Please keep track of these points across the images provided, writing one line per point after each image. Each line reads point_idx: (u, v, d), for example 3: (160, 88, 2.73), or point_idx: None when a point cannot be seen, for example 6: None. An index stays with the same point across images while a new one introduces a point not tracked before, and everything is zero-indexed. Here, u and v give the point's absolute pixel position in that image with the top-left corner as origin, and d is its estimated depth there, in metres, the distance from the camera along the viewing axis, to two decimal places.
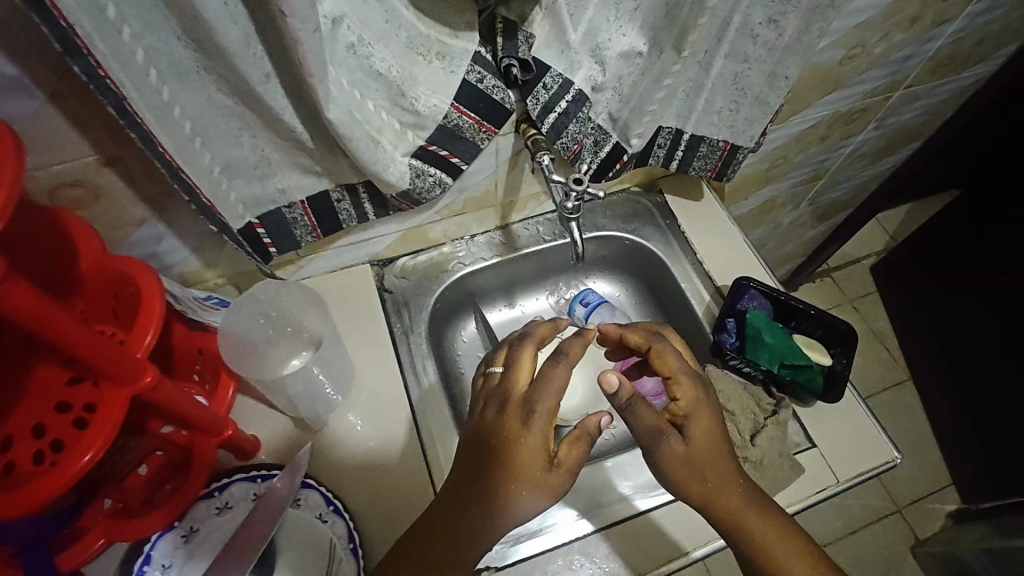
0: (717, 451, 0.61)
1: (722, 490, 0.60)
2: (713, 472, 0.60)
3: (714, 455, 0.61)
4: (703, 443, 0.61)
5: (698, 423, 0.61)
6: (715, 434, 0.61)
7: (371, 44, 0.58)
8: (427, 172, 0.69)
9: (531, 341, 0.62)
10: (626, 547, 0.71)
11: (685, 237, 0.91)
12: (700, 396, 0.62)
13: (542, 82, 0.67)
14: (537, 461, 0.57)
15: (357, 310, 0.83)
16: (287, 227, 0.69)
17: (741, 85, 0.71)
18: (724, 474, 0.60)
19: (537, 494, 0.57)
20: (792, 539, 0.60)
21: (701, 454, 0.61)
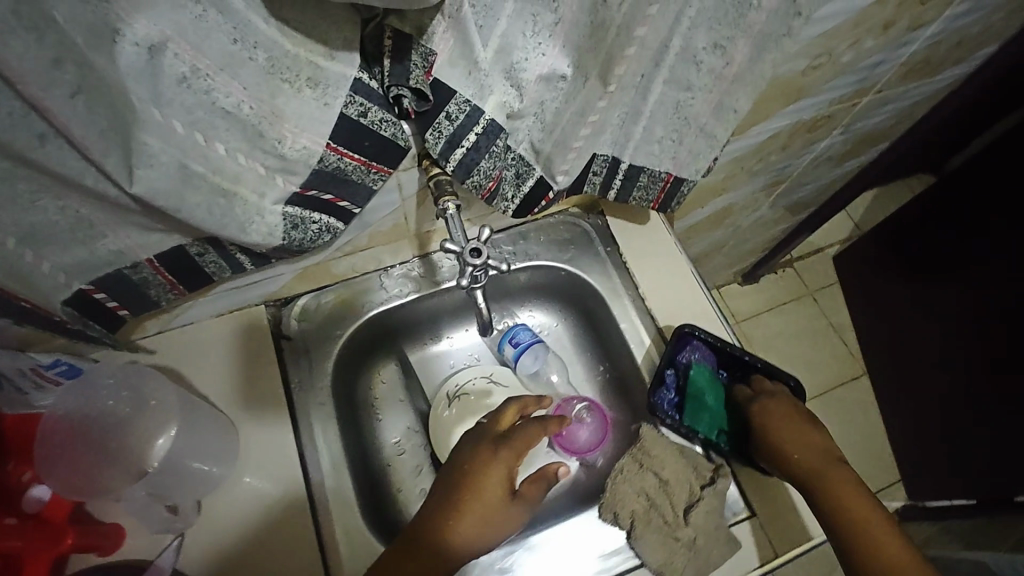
0: (796, 420, 0.68)
1: (798, 448, 0.66)
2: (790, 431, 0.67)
3: (789, 420, 0.68)
4: (779, 413, 0.68)
5: (776, 399, 0.70)
6: (796, 409, 0.69)
7: (210, 76, 0.43)
8: (309, 220, 0.57)
9: (514, 403, 0.66)
10: None
11: (627, 268, 0.81)
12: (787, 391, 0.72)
13: (444, 112, 0.55)
14: (500, 492, 0.60)
15: (246, 363, 0.71)
16: (137, 289, 0.57)
17: (684, 114, 0.61)
18: (794, 435, 0.67)
19: (497, 528, 0.59)
20: (868, 497, 0.62)
21: (781, 419, 0.68)
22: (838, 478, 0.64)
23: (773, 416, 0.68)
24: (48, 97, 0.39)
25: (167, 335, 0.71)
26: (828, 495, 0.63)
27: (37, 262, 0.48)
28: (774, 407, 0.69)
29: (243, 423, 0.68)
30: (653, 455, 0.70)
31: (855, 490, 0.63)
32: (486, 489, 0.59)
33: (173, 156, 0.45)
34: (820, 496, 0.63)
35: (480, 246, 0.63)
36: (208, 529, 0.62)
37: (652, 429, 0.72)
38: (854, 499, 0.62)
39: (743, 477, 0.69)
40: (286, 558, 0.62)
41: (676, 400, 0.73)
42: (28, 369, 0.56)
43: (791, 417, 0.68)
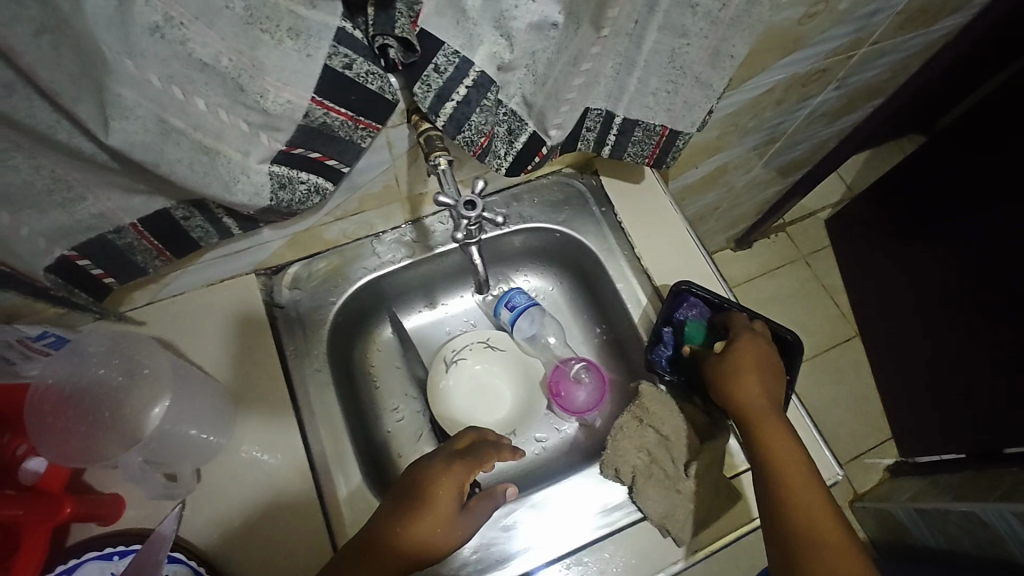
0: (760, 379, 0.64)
1: (757, 415, 0.63)
2: (753, 392, 0.63)
3: (750, 376, 0.64)
4: (742, 367, 0.65)
5: (741, 350, 0.66)
6: (762, 364, 0.65)
7: (184, 25, 0.41)
8: (297, 180, 0.56)
9: (471, 431, 0.66)
10: (624, 556, 0.64)
11: (623, 228, 0.80)
12: (761, 340, 0.67)
13: (432, 64, 0.53)
14: (435, 522, 0.56)
15: (239, 334, 0.70)
16: (122, 255, 0.56)
17: (679, 64, 0.59)
18: (753, 395, 0.64)
19: (448, 539, 0.57)
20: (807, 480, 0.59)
21: (737, 378, 0.64)
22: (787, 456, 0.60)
23: (729, 372, 0.65)
24: (13, 35, 0.36)
25: (155, 306, 0.70)
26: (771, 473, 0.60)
27: (14, 227, 0.46)
28: (735, 363, 0.65)
29: (238, 391, 0.67)
30: (654, 412, 0.70)
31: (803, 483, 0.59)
32: (428, 514, 0.56)
33: (152, 111, 0.43)
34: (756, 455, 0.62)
35: (475, 200, 0.61)
36: (207, 498, 0.62)
37: (651, 385, 0.71)
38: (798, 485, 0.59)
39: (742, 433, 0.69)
40: (285, 521, 0.62)
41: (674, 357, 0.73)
42: (16, 341, 0.56)
43: (752, 373, 0.64)
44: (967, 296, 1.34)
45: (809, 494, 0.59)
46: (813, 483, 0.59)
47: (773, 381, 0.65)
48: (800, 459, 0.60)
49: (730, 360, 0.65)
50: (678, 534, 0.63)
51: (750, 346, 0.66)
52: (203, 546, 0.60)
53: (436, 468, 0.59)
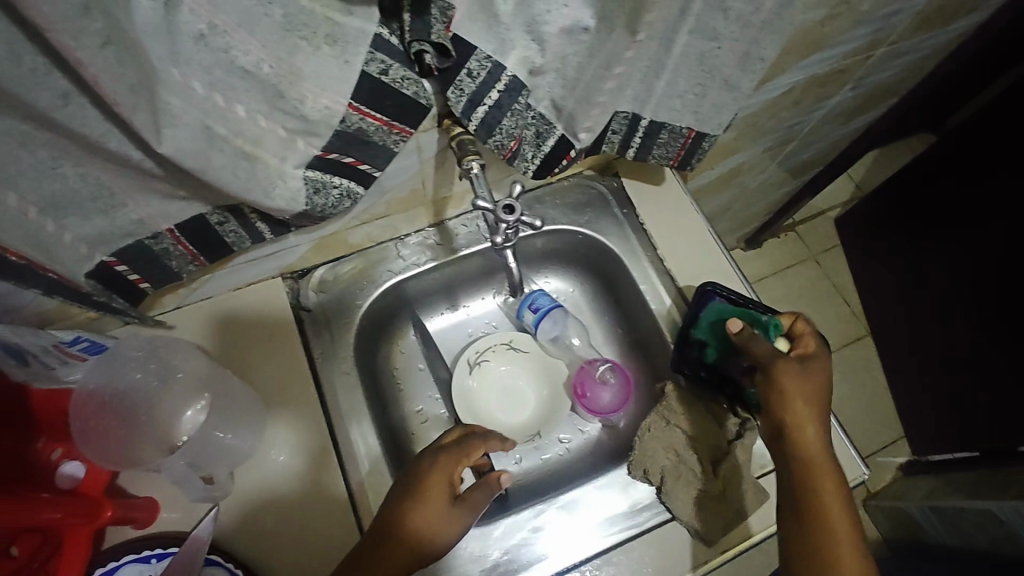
0: (814, 411, 0.58)
1: (808, 454, 0.57)
2: (805, 417, 0.58)
3: (808, 399, 0.58)
4: (795, 391, 0.58)
5: (797, 371, 0.59)
6: (818, 394, 0.58)
7: (228, 33, 0.42)
8: (331, 184, 0.56)
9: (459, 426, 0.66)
10: (652, 556, 0.65)
11: (645, 230, 0.80)
12: (825, 363, 0.60)
13: (465, 68, 0.54)
14: (432, 520, 0.56)
15: (268, 338, 0.71)
16: (158, 260, 0.56)
17: (708, 66, 0.60)
18: (802, 427, 0.57)
19: (443, 535, 0.57)
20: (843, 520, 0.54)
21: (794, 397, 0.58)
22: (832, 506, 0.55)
23: (782, 395, 0.58)
24: (79, 47, 0.36)
25: (185, 310, 0.70)
26: (814, 516, 0.55)
27: (58, 233, 0.47)
28: (788, 387, 0.58)
29: (268, 394, 0.68)
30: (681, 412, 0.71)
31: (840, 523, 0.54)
32: (421, 511, 0.56)
33: (196, 118, 0.44)
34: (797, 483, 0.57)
35: (513, 204, 0.61)
36: (239, 502, 0.63)
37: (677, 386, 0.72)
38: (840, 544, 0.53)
39: None
40: (317, 523, 0.62)
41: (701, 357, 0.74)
42: (51, 346, 0.55)
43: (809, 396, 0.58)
44: (981, 298, 1.34)
45: (845, 549, 0.53)
46: (853, 537, 0.54)
47: (824, 414, 0.58)
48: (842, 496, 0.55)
49: (783, 383, 0.58)
50: (705, 534, 0.64)
51: (815, 368, 0.59)
52: (237, 548, 0.61)
53: (424, 466, 0.59)
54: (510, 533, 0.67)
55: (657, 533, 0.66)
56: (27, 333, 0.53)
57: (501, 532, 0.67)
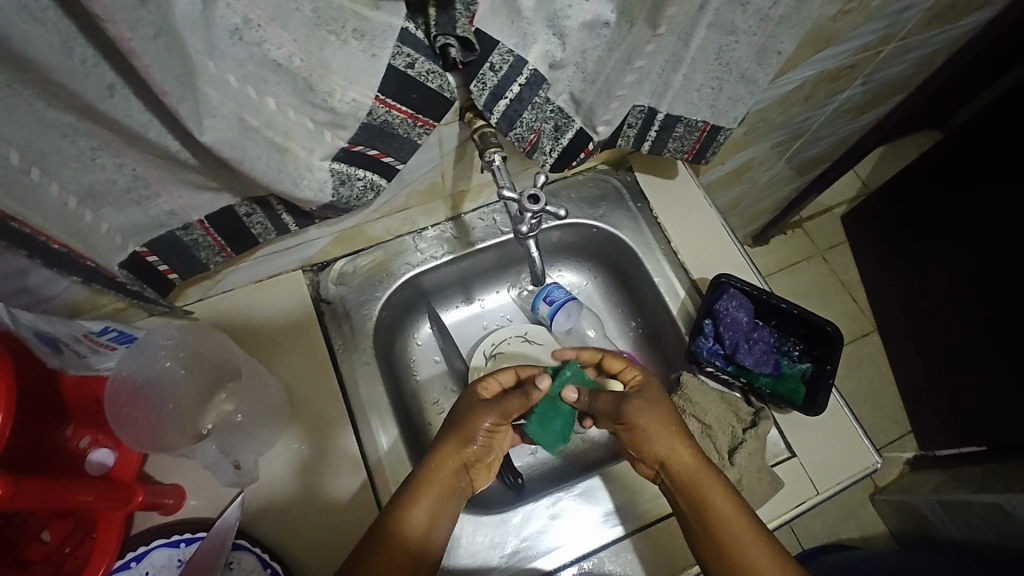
0: (672, 435, 0.61)
1: (684, 470, 0.60)
2: (647, 432, 0.61)
3: (653, 418, 0.62)
4: (651, 425, 0.61)
5: (642, 405, 0.63)
6: (665, 415, 0.63)
7: (262, 27, 0.43)
8: (355, 177, 0.57)
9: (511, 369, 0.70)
10: (667, 544, 0.67)
11: (659, 223, 0.81)
12: (657, 387, 0.66)
13: (488, 62, 0.55)
14: (455, 468, 0.61)
15: (289, 329, 0.72)
16: (187, 251, 0.57)
17: (725, 60, 0.61)
18: (672, 452, 0.60)
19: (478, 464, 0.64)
20: (727, 495, 0.58)
21: (649, 421, 0.61)
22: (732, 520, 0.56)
23: (642, 431, 0.61)
24: (134, 37, 0.35)
25: (208, 302, 0.71)
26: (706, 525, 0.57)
27: (96, 224, 0.48)
28: (641, 422, 0.61)
29: (291, 384, 0.69)
30: (697, 402, 0.71)
31: (725, 511, 0.57)
32: (416, 504, 0.57)
33: (232, 110, 0.45)
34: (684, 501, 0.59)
35: (538, 194, 0.62)
36: (263, 489, 0.64)
37: (693, 377, 0.73)
38: (747, 549, 0.55)
39: (783, 422, 0.71)
40: (340, 511, 0.63)
41: (716, 348, 0.74)
42: (82, 336, 0.57)
43: (648, 414, 0.62)
44: (983, 295, 1.37)
45: (754, 547, 0.55)
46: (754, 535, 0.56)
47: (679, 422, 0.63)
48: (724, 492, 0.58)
49: (633, 422, 0.62)
50: None
51: (652, 391, 0.65)
52: (263, 535, 0.62)
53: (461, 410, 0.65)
54: (528, 520, 0.68)
55: (673, 520, 0.67)
56: (59, 323, 0.54)
57: (520, 519, 0.68)
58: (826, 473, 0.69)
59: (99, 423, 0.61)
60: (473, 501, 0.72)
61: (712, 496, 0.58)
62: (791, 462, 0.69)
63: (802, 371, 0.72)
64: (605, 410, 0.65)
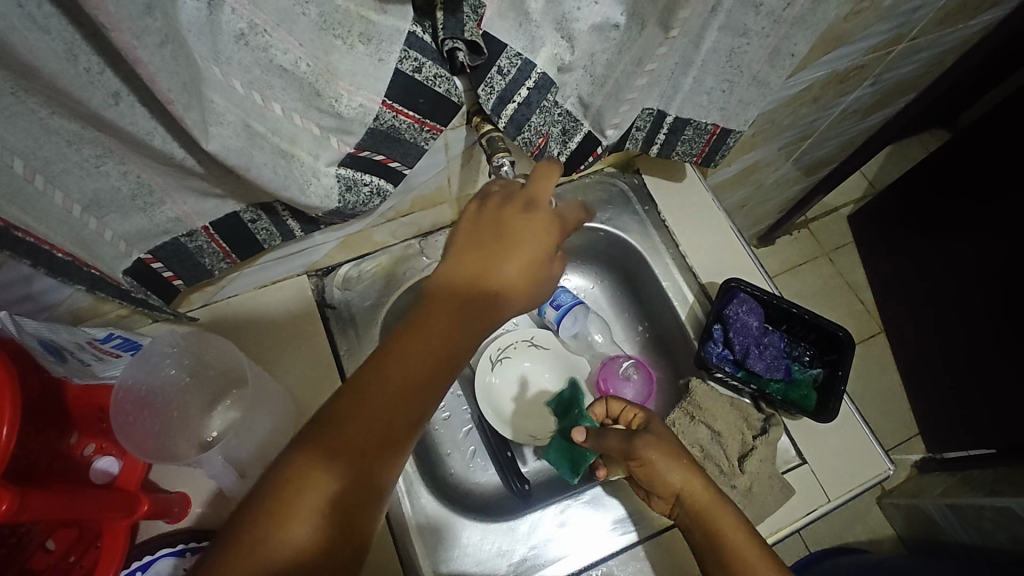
0: (685, 468, 0.59)
1: (697, 502, 0.57)
2: (665, 469, 0.58)
3: (671, 455, 0.59)
4: (664, 459, 0.58)
5: (653, 439, 0.60)
6: (677, 449, 0.60)
7: (268, 31, 0.42)
8: (361, 182, 0.56)
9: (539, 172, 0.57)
10: (677, 551, 0.66)
11: (666, 226, 0.80)
12: (662, 423, 0.63)
13: (496, 66, 0.54)
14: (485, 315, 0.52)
15: (293, 335, 0.71)
16: (192, 258, 0.57)
17: (737, 62, 0.60)
18: (687, 484, 0.58)
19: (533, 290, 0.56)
20: (745, 528, 0.56)
21: (664, 456, 0.58)
22: (749, 554, 0.54)
23: (655, 466, 0.58)
24: (141, 46, 0.34)
25: (214, 306, 0.70)
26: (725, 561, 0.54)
27: (100, 231, 0.47)
28: (651, 453, 0.59)
29: (296, 391, 0.68)
30: (706, 408, 0.70)
31: (744, 544, 0.54)
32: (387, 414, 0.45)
33: (238, 116, 0.44)
34: (700, 537, 0.57)
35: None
36: None
37: (701, 382, 0.72)
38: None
39: (793, 429, 0.70)
40: None
41: (724, 352, 0.72)
42: (86, 343, 0.56)
43: (664, 452, 0.59)
44: (988, 295, 1.35)
45: None
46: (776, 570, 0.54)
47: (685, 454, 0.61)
48: (743, 526, 0.56)
49: (644, 456, 0.59)
50: None
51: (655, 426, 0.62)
52: None
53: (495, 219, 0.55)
54: (536, 529, 0.67)
55: None
56: (63, 331, 0.54)
57: (527, 527, 0.67)
58: (838, 480, 0.68)
59: (103, 432, 0.60)
60: (480, 510, 0.72)
61: (729, 531, 0.55)
62: (802, 469, 0.68)
63: (813, 377, 0.71)
64: (615, 450, 0.61)
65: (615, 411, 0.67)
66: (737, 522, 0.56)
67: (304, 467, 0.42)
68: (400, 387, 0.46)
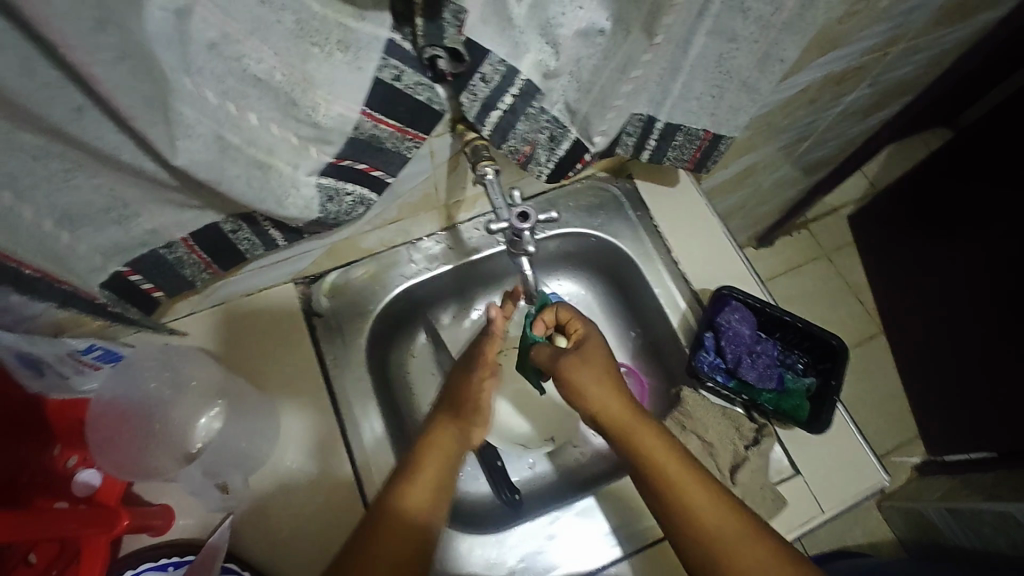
0: (607, 385, 0.62)
1: (620, 422, 0.60)
2: (585, 380, 0.63)
3: (592, 372, 0.63)
4: (587, 375, 0.63)
5: (575, 357, 0.65)
6: (605, 366, 0.64)
7: (240, 41, 0.41)
8: (344, 192, 0.55)
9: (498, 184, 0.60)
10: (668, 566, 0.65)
11: (659, 232, 0.79)
12: (600, 344, 0.67)
13: (479, 73, 0.53)
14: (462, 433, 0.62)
15: (279, 344, 0.71)
16: (172, 268, 0.56)
17: (726, 68, 0.59)
18: (605, 403, 0.62)
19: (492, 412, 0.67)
20: (665, 437, 0.59)
21: (585, 372, 0.63)
22: (673, 466, 0.56)
23: (576, 381, 0.63)
24: (96, 63, 0.35)
25: (198, 315, 0.69)
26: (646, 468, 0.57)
27: (73, 245, 0.46)
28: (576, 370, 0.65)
29: (281, 400, 0.67)
30: (696, 418, 0.69)
31: (661, 451, 0.57)
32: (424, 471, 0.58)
33: (210, 128, 0.42)
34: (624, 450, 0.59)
35: (527, 211, 0.60)
36: (253, 511, 0.62)
37: (694, 391, 0.71)
38: (691, 491, 0.55)
39: (786, 439, 0.69)
40: (329, 535, 0.62)
41: (717, 362, 0.71)
42: (66, 355, 0.54)
43: (587, 368, 0.63)
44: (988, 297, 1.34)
45: (699, 491, 0.55)
46: (700, 482, 0.55)
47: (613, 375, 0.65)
48: (661, 435, 0.58)
49: (568, 373, 0.64)
50: None
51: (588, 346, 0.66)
52: (253, 557, 0.61)
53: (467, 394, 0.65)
54: (524, 540, 0.67)
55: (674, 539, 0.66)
56: (42, 343, 0.52)
57: (515, 540, 0.66)
58: (831, 490, 0.67)
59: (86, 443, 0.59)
60: (469, 522, 0.71)
61: (648, 438, 0.58)
62: (795, 480, 0.67)
63: (807, 387, 0.70)
64: (544, 361, 0.67)
65: (566, 320, 0.70)
66: (658, 439, 0.58)
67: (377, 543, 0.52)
68: (435, 479, 0.58)
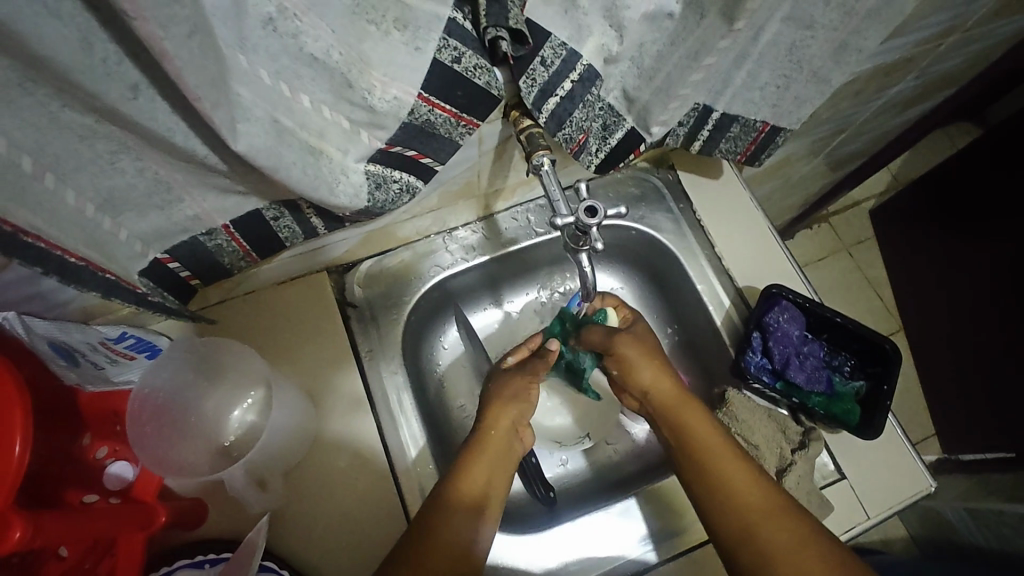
0: (655, 366, 0.64)
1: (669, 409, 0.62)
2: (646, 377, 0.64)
3: (643, 358, 0.65)
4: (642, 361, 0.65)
5: (631, 337, 0.66)
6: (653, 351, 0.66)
7: (298, 16, 0.37)
8: (390, 179, 0.52)
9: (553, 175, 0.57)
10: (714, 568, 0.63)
11: (701, 225, 0.77)
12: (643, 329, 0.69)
13: (539, 57, 0.49)
14: (508, 431, 0.63)
15: (314, 335, 0.68)
16: (210, 255, 0.54)
17: (797, 57, 0.56)
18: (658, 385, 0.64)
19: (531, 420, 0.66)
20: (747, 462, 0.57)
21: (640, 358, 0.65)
22: (751, 497, 0.55)
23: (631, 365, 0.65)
24: (166, 37, 0.31)
25: (230, 304, 0.67)
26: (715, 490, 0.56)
27: (115, 231, 0.43)
28: (626, 355, 0.65)
29: (315, 396, 0.65)
30: (741, 420, 0.67)
31: (745, 484, 0.55)
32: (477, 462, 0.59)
33: (266, 111, 0.40)
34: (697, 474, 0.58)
35: (595, 206, 0.56)
36: (288, 508, 0.61)
37: (738, 392, 0.69)
38: (772, 528, 0.52)
39: (833, 442, 0.67)
40: (362, 540, 0.60)
41: (763, 362, 0.69)
42: (98, 343, 0.53)
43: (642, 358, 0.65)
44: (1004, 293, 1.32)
45: (780, 531, 0.52)
46: (784, 519, 0.53)
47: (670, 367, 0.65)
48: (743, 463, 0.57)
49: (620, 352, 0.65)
50: None
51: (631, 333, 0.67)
52: (289, 551, 0.59)
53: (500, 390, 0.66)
54: (559, 543, 0.65)
55: None
56: (75, 331, 0.50)
57: (556, 536, 0.65)
58: (880, 494, 0.65)
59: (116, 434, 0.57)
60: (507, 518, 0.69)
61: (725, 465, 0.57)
62: (842, 484, 0.65)
63: (855, 391, 0.68)
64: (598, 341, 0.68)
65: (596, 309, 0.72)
66: (712, 426, 0.60)
67: (437, 522, 0.53)
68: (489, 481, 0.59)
